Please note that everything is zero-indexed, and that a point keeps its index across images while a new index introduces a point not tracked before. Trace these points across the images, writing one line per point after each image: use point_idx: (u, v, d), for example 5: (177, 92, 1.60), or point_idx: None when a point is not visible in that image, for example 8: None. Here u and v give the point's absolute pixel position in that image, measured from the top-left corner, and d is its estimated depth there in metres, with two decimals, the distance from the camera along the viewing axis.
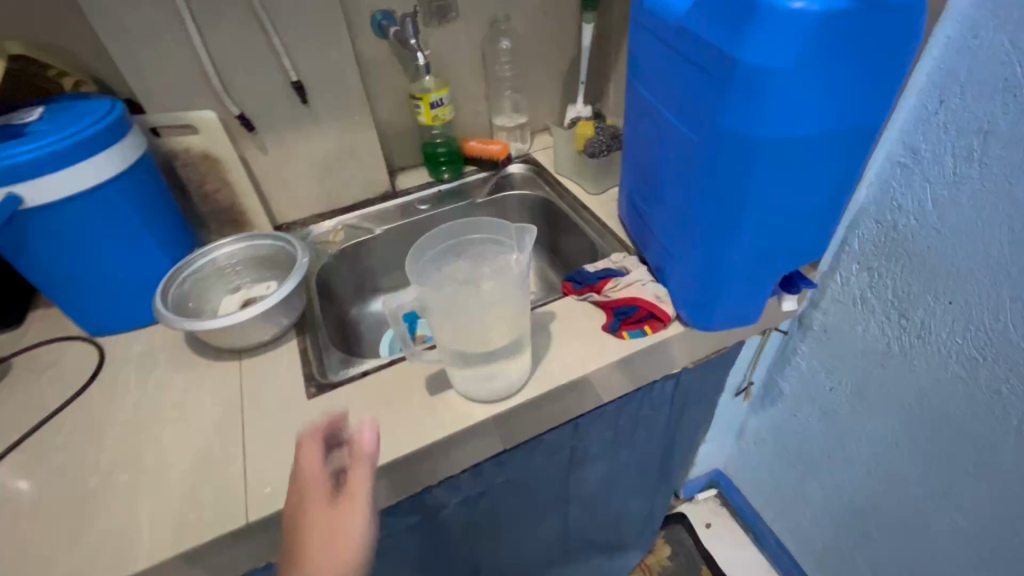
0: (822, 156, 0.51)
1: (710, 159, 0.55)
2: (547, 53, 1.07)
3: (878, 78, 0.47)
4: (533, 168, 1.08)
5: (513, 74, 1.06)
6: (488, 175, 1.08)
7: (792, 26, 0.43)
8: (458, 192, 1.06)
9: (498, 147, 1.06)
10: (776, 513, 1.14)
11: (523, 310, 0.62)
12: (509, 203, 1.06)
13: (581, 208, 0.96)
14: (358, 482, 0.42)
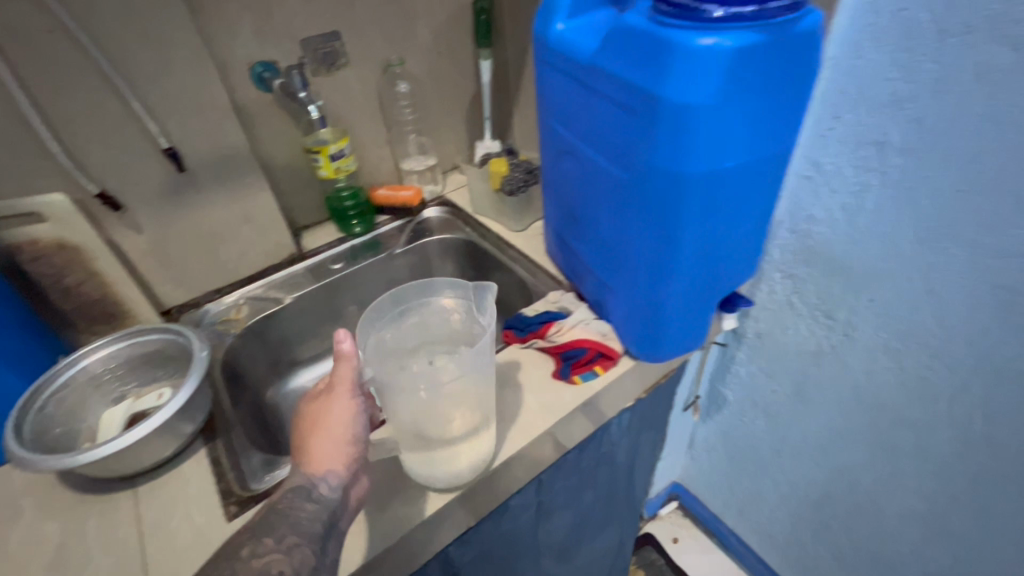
0: (745, 184, 0.51)
1: (639, 194, 0.53)
2: (447, 92, 1.03)
3: (788, 106, 0.48)
4: (450, 210, 1.03)
5: (415, 117, 1.02)
6: (403, 224, 1.02)
7: (708, 63, 0.42)
8: (373, 245, 0.99)
9: (410, 193, 1.00)
10: (738, 516, 1.15)
11: (485, 377, 0.55)
12: (429, 250, 1.00)
13: (505, 246, 0.92)
14: (342, 377, 0.49)
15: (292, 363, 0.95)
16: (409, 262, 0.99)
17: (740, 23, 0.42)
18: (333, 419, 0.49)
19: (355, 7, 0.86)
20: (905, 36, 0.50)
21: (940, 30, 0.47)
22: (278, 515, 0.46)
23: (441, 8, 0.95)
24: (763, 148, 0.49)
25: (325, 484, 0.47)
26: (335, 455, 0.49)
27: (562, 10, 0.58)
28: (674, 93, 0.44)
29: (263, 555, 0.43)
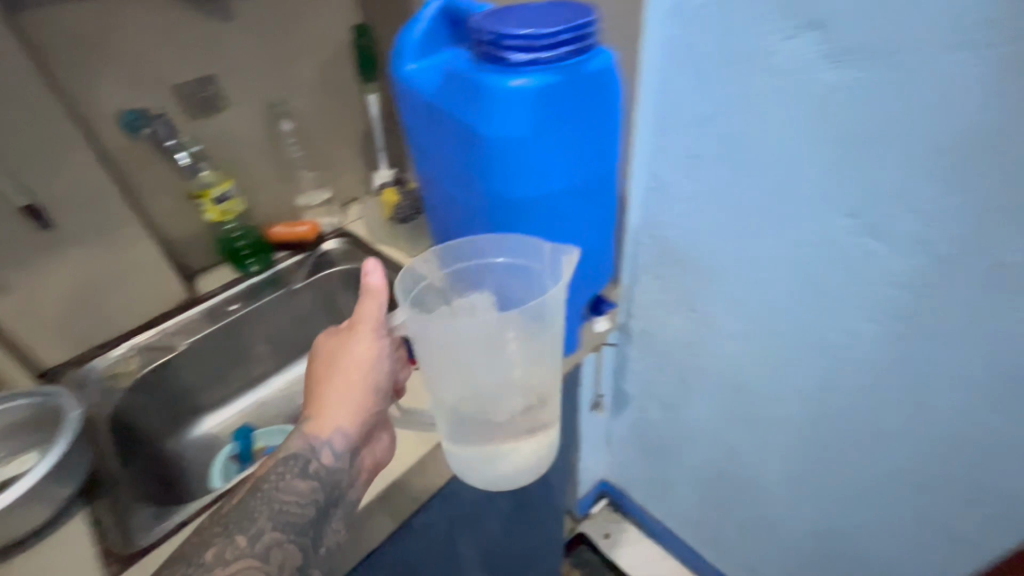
0: (577, 200, 0.58)
1: (486, 218, 0.59)
2: (337, 126, 1.05)
3: (598, 132, 0.55)
4: (350, 241, 1.03)
5: (307, 151, 1.03)
6: (302, 258, 1.01)
7: (521, 100, 0.49)
8: (271, 282, 0.98)
9: (306, 228, 1.00)
10: (659, 503, 1.20)
11: (552, 341, 0.53)
12: (329, 283, 0.99)
13: (402, 272, 0.95)
14: (369, 314, 0.55)
15: (193, 410, 0.93)
16: (310, 296, 0.99)
17: (537, 67, 0.49)
18: (356, 359, 0.56)
19: (229, 50, 0.88)
20: (693, 65, 0.58)
21: (717, 59, 0.56)
22: (260, 505, 0.50)
23: (322, 45, 0.97)
24: (585, 169, 0.56)
25: (330, 442, 0.54)
26: (348, 402, 0.55)
27: (411, 52, 0.61)
28: (490, 130, 0.51)
29: (237, 555, 0.47)
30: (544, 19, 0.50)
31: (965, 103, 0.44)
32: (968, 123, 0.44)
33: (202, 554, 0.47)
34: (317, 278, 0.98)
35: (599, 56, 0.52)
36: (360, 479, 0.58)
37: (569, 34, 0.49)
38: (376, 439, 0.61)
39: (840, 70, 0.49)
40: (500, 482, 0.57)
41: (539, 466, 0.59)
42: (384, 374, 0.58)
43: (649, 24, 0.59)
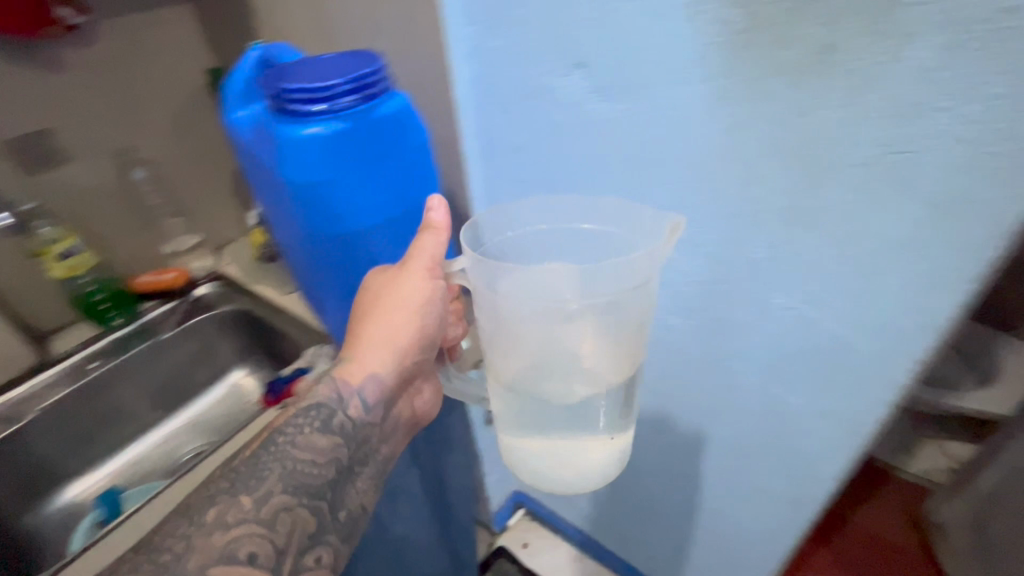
0: (390, 229, 0.63)
1: (310, 248, 0.65)
2: (202, 170, 1.03)
3: (399, 168, 0.60)
4: (225, 283, 1.00)
5: (167, 197, 0.99)
6: (173, 306, 0.96)
7: (310, 149, 0.56)
8: (139, 334, 0.92)
9: (174, 274, 0.97)
10: (561, 507, 1.13)
11: (639, 306, 0.39)
12: (204, 329, 0.97)
13: (279, 310, 0.94)
14: (425, 250, 0.51)
15: (52, 479, 0.84)
16: (184, 345, 0.96)
17: (322, 117, 0.55)
18: (403, 300, 0.51)
19: (69, 99, 0.84)
20: (496, 101, 0.60)
21: (511, 94, 0.59)
22: (271, 462, 0.45)
23: (176, 90, 0.95)
24: (390, 202, 0.62)
25: (360, 393, 0.51)
26: (386, 349, 0.52)
27: (235, 98, 0.65)
28: (290, 174, 0.58)
29: (240, 519, 0.42)
30: (331, 72, 0.55)
31: (701, 127, 0.49)
32: (701, 142, 0.50)
33: (204, 512, 0.42)
34: (187, 326, 0.94)
35: (393, 100, 0.57)
36: (393, 437, 0.56)
37: (347, 86, 0.54)
38: (416, 391, 0.59)
39: (607, 101, 0.53)
40: (567, 485, 0.47)
41: (608, 471, 0.47)
42: (436, 321, 0.54)
43: (451, 63, 0.59)
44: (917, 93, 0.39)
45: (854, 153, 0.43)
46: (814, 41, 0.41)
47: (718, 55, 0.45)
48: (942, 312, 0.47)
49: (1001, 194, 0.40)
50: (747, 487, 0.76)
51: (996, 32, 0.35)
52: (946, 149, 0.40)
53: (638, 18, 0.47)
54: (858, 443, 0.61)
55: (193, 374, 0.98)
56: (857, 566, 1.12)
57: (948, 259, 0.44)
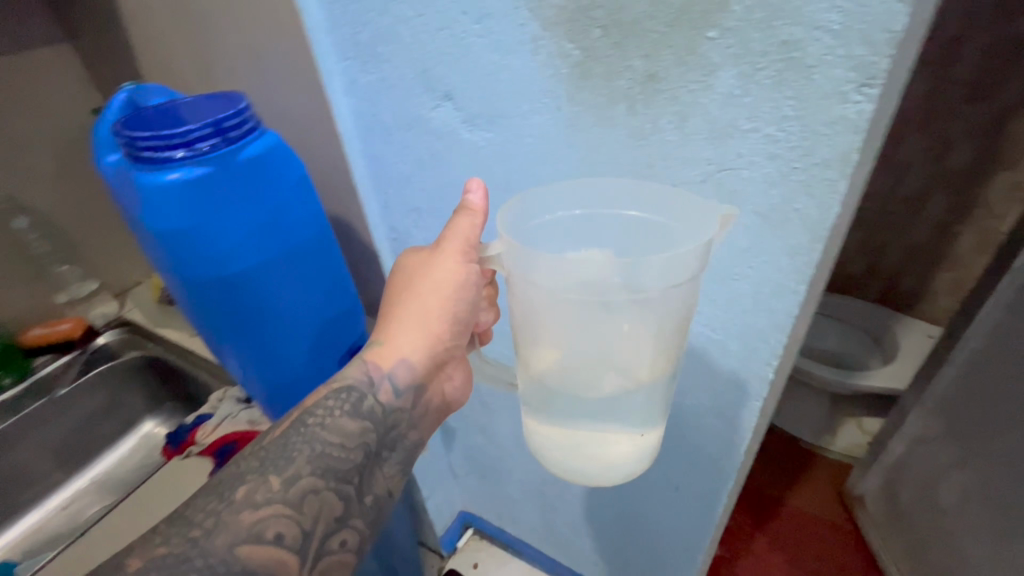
0: (269, 268, 0.63)
1: (185, 293, 0.64)
2: (94, 212, 0.97)
3: (271, 207, 0.61)
4: (129, 329, 0.98)
5: (58, 243, 0.93)
6: (71, 359, 0.92)
7: (170, 195, 0.56)
8: (34, 391, 0.88)
9: (69, 324, 0.94)
10: (513, 527, 1.10)
11: (682, 301, 0.38)
12: (108, 380, 0.93)
13: (189, 353, 0.94)
14: (459, 233, 0.47)
15: None
16: (88, 400, 0.91)
17: (180, 162, 0.55)
18: (437, 283, 0.48)
19: None
20: (378, 129, 0.59)
21: (389, 124, 0.57)
22: (301, 443, 0.44)
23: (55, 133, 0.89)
24: (264, 243, 0.62)
25: (390, 377, 0.49)
26: (416, 335, 0.50)
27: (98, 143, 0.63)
28: (153, 219, 0.57)
29: (268, 499, 0.42)
30: (191, 119, 0.56)
31: (563, 152, 0.49)
32: (564, 167, 0.50)
33: (235, 488, 0.42)
34: (88, 378, 0.90)
35: (259, 143, 0.58)
36: (424, 424, 0.53)
37: (206, 130, 0.54)
38: (447, 376, 0.54)
39: (477, 130, 0.52)
40: (594, 478, 0.47)
41: (634, 466, 0.47)
42: (467, 307, 0.50)
43: (334, 95, 0.58)
44: (729, 118, 0.40)
45: (690, 174, 0.45)
46: (637, 72, 0.42)
47: (560, 86, 0.46)
48: (788, 317, 0.48)
49: (815, 208, 0.41)
50: (662, 484, 0.73)
51: (784, 63, 0.36)
52: (764, 168, 0.41)
53: (491, 54, 0.47)
54: (745, 441, 0.59)
55: (98, 429, 0.93)
56: (789, 545, 1.19)
57: (782, 268, 0.45)
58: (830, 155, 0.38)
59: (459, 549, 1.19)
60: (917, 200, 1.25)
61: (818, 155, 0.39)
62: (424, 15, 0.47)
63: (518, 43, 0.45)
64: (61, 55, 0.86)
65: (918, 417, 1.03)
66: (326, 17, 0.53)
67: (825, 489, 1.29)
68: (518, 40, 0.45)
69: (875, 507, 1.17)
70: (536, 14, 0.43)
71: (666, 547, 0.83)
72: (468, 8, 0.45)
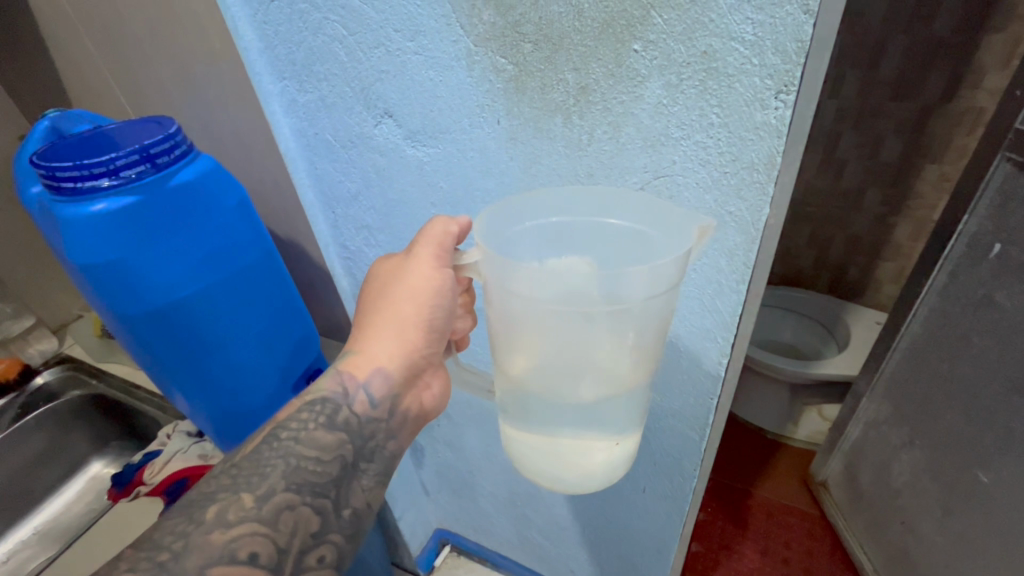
0: (209, 294, 0.61)
1: (121, 330, 0.62)
2: (21, 247, 0.95)
3: (207, 232, 0.60)
4: (69, 366, 0.96)
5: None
6: (7, 401, 0.89)
7: (95, 225, 0.54)
8: None
9: (3, 365, 0.91)
10: (491, 541, 1.08)
11: (661, 308, 0.39)
12: (50, 421, 0.91)
13: (133, 387, 0.94)
14: (432, 242, 0.44)
15: None
16: (31, 442, 0.89)
17: (106, 190, 0.54)
18: (412, 291, 0.45)
19: None
20: (322, 147, 0.58)
21: (334, 143, 0.57)
22: (275, 458, 0.43)
23: None
24: (202, 270, 0.60)
25: (365, 387, 0.48)
26: (393, 343, 0.48)
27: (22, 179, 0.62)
28: (81, 253, 0.56)
29: (242, 517, 0.40)
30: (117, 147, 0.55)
31: (506, 165, 0.50)
32: (508, 180, 0.51)
33: (205, 509, 0.40)
34: (27, 420, 0.88)
35: (187, 169, 0.58)
36: (403, 434, 0.52)
37: (130, 159, 0.53)
38: (426, 385, 0.52)
39: (421, 146, 0.53)
40: (576, 486, 0.46)
41: (616, 473, 0.47)
42: (446, 314, 0.47)
43: (273, 116, 0.58)
44: (661, 127, 0.42)
45: (630, 181, 0.46)
46: (570, 84, 0.43)
47: (498, 100, 0.46)
48: (732, 315, 0.50)
49: (747, 210, 0.43)
50: (631, 485, 0.73)
51: (705, 73, 0.38)
52: (697, 173, 0.43)
53: (427, 70, 0.47)
54: (705, 439, 0.61)
55: (40, 474, 0.91)
56: (759, 536, 1.22)
57: (722, 269, 0.47)
58: (755, 159, 0.40)
59: (436, 568, 1.15)
60: (856, 192, 1.32)
61: (745, 159, 0.41)
62: (357, 34, 0.48)
63: (453, 59, 0.46)
64: None
65: (872, 401, 1.09)
66: (259, 38, 0.52)
67: (793, 478, 1.33)
68: (453, 56, 0.45)
69: (838, 491, 1.22)
70: (468, 31, 0.44)
71: (641, 549, 0.83)
72: (400, 26, 0.46)
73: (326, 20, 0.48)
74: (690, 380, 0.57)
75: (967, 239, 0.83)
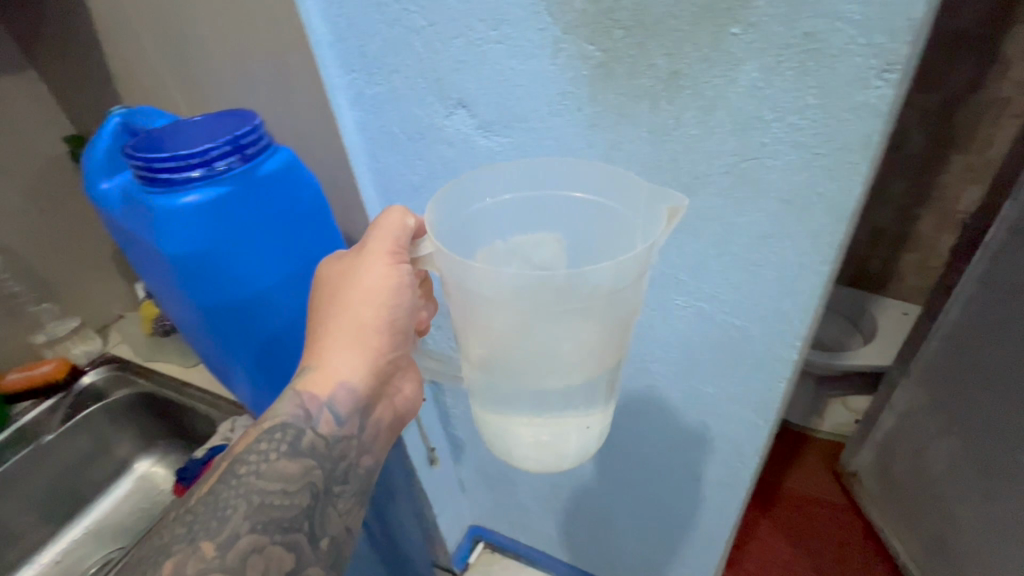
0: (297, 291, 0.55)
1: (201, 327, 0.55)
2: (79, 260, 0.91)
3: (297, 224, 0.52)
4: (115, 364, 0.85)
5: (28, 278, 0.79)
6: (56, 402, 0.81)
7: (182, 219, 0.47)
8: (15, 442, 0.77)
9: (51, 365, 0.81)
10: (527, 535, 1.09)
11: (633, 279, 0.37)
12: (96, 422, 0.83)
13: (185, 386, 0.83)
14: (386, 233, 0.44)
15: None
16: (76, 444, 0.81)
17: (196, 182, 0.46)
18: (366, 293, 0.44)
19: None
20: (388, 145, 0.56)
21: (399, 136, 0.55)
22: (234, 498, 0.41)
23: None
24: (288, 267, 0.53)
25: (329, 405, 0.45)
26: (355, 354, 0.46)
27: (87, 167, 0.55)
28: (169, 246, 0.48)
29: (203, 570, 0.38)
30: (206, 134, 0.47)
31: (586, 155, 0.48)
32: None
33: (157, 567, 0.38)
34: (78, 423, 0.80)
35: (275, 156, 0.50)
36: (377, 446, 0.50)
37: (221, 148, 0.46)
38: (397, 389, 0.51)
39: (493, 136, 0.50)
40: (556, 461, 0.46)
41: (594, 441, 0.47)
42: (408, 311, 0.47)
43: (339, 110, 0.54)
44: (753, 110, 0.40)
45: (714, 165, 0.44)
46: (660, 69, 0.41)
47: (582, 88, 0.44)
48: (810, 296, 0.48)
49: (837, 189, 0.41)
50: (684, 475, 0.72)
51: (807, 54, 0.37)
52: (787, 155, 0.41)
53: (510, 59, 0.45)
54: (770, 423, 0.60)
55: (86, 474, 0.83)
56: (798, 529, 1.20)
57: (803, 250, 0.45)
58: (852, 139, 0.39)
59: (470, 565, 1.17)
60: (879, 186, 1.26)
61: (839, 138, 0.39)
62: (439, 24, 0.45)
63: (538, 48, 0.44)
64: (28, 84, 0.73)
65: (908, 389, 1.04)
66: (329, 31, 0.50)
67: (817, 463, 1.31)
68: (537, 44, 0.44)
69: (871, 482, 1.18)
70: (557, 19, 0.42)
71: (691, 541, 0.83)
72: (484, 15, 0.44)
73: (405, 11, 0.46)
74: (757, 366, 0.55)
75: (1006, 226, 0.79)
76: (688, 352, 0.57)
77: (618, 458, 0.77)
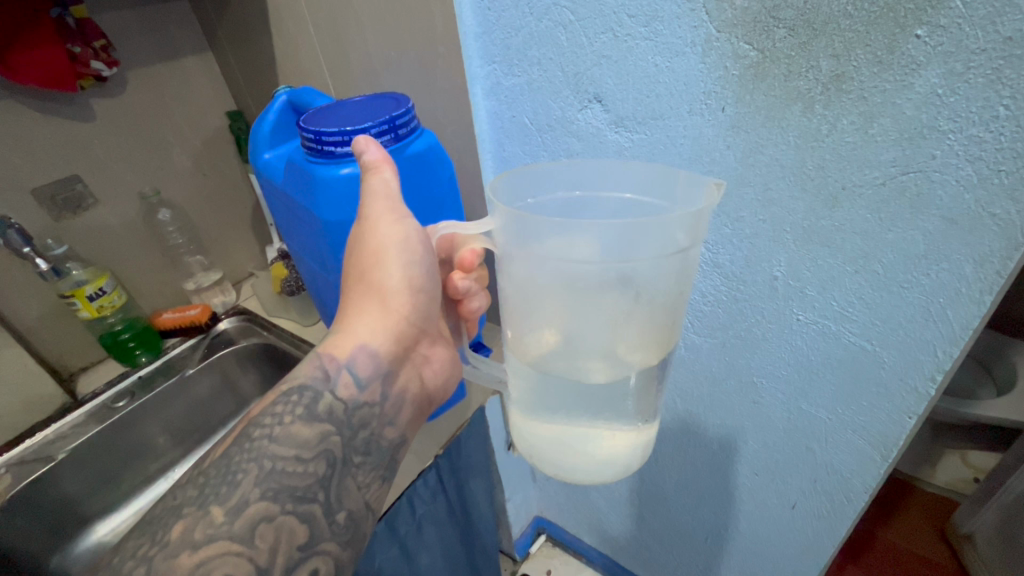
0: None
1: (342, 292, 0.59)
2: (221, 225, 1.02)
3: (431, 200, 0.55)
4: (246, 316, 0.92)
5: (191, 236, 0.92)
6: (196, 342, 0.88)
7: (343, 189, 0.50)
8: (163, 370, 0.84)
9: (198, 309, 0.89)
10: (593, 532, 1.10)
11: (675, 276, 0.35)
12: (227, 362, 0.88)
13: (300, 341, 0.85)
14: (376, 193, 0.44)
15: (80, 519, 0.77)
16: (208, 380, 0.87)
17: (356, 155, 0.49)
18: (381, 251, 0.44)
19: (96, 153, 0.78)
20: (513, 132, 0.60)
21: (528, 126, 0.58)
22: (247, 463, 0.40)
23: (193, 133, 0.88)
24: None
25: (348, 367, 0.45)
26: (373, 317, 0.46)
27: (264, 142, 0.60)
28: (326, 213, 0.51)
29: (211, 536, 0.37)
30: (365, 115, 0.50)
31: (722, 155, 0.47)
32: (718, 169, 0.48)
33: (168, 528, 0.38)
34: (212, 361, 0.86)
35: (422, 137, 0.52)
36: (402, 419, 0.48)
37: (381, 126, 0.48)
38: (425, 358, 0.51)
39: (624, 132, 0.51)
40: (590, 476, 0.43)
41: (634, 458, 0.44)
42: (428, 273, 0.46)
43: (473, 100, 0.59)
44: (927, 118, 0.37)
45: (867, 177, 0.41)
46: (822, 72, 0.39)
47: (729, 88, 0.43)
48: (963, 329, 0.43)
49: (1019, 212, 0.37)
50: (776, 501, 0.69)
51: (1006, 60, 0.33)
52: (960, 171, 0.37)
53: (655, 56, 0.46)
54: (889, 460, 0.55)
55: (213, 410, 0.89)
56: None
57: (964, 277, 0.41)
58: None
59: (531, 554, 1.21)
60: None
61: None
62: (586, 19, 0.47)
63: (688, 45, 0.43)
64: (205, 63, 0.86)
65: None
66: (477, 22, 0.54)
67: (923, 520, 1.17)
68: (688, 42, 0.43)
69: (987, 549, 1.03)
70: (713, 16, 0.41)
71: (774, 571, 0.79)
72: (637, 10, 0.44)
73: (555, 5, 0.48)
74: (882, 391, 0.51)
75: None
76: (804, 371, 0.54)
77: (702, 471, 0.75)
